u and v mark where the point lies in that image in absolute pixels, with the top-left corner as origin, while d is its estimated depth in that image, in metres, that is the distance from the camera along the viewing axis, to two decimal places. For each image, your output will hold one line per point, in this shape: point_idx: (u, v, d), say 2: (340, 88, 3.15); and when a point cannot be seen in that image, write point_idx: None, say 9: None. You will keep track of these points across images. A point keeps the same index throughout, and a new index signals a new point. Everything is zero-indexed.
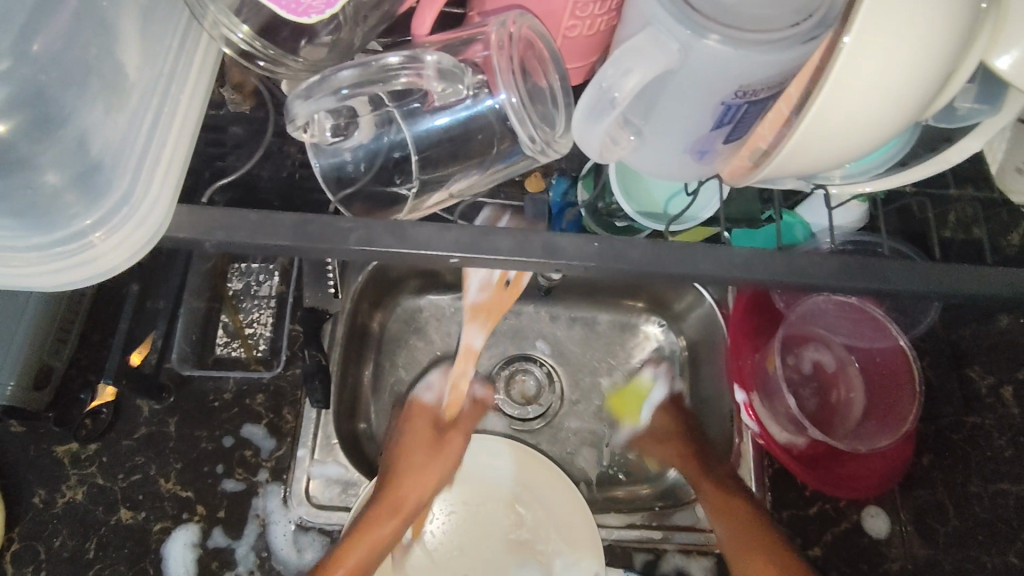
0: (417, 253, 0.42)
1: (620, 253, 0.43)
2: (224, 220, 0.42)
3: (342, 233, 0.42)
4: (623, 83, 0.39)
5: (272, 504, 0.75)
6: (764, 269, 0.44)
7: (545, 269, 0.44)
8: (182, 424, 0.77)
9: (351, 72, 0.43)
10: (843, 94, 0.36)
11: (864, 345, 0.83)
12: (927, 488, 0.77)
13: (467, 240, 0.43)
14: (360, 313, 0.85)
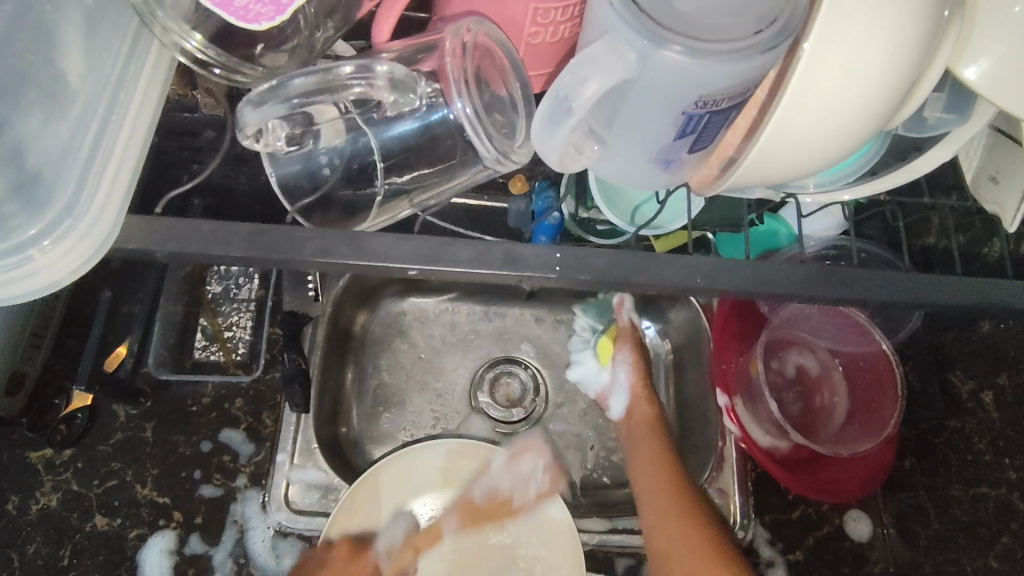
0: (376, 264, 0.42)
1: (583, 263, 0.43)
2: (183, 231, 0.42)
3: (300, 243, 0.42)
4: (581, 93, 0.38)
5: (250, 510, 0.74)
6: (730, 279, 0.43)
7: (507, 279, 0.43)
8: (159, 429, 0.76)
9: (303, 80, 0.41)
10: (802, 105, 0.36)
11: (848, 349, 0.83)
12: (908, 491, 0.77)
13: (426, 250, 0.42)
14: (342, 316, 0.85)
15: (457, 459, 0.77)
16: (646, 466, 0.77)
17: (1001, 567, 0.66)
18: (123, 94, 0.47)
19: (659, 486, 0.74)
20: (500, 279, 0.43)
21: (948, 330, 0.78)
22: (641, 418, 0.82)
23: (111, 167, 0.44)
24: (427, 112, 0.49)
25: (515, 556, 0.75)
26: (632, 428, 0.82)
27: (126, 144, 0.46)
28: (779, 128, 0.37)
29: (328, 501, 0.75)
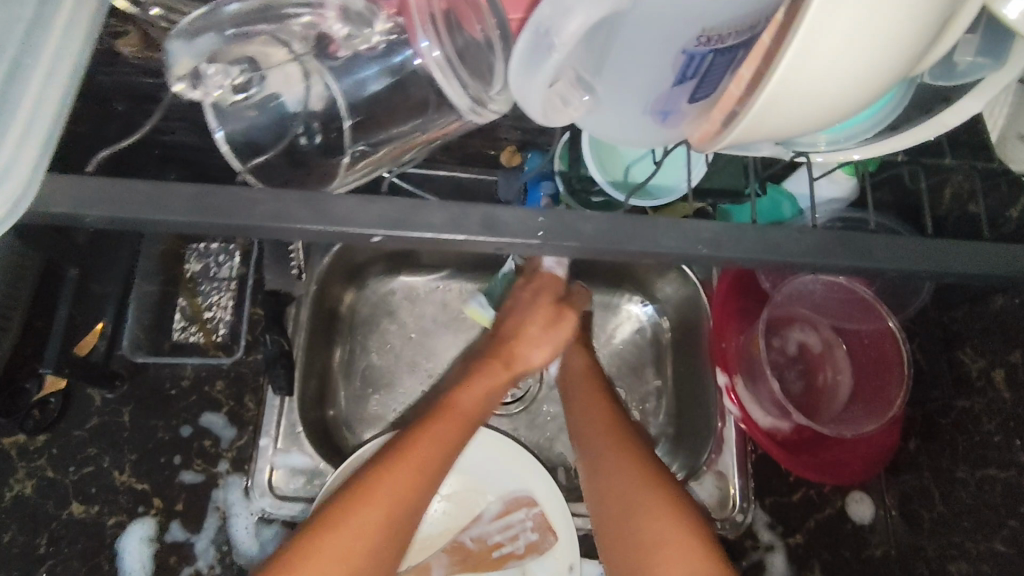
0: (340, 231, 0.39)
1: (570, 228, 0.40)
2: (132, 199, 0.39)
3: (260, 207, 0.39)
4: (563, 25, 0.34)
5: (233, 496, 0.72)
6: (734, 247, 0.40)
7: (486, 247, 0.40)
8: (137, 413, 0.73)
9: (237, 6, 0.43)
10: (816, 41, 0.32)
11: (853, 326, 0.80)
12: (914, 472, 0.75)
13: (394, 213, 0.39)
14: (328, 295, 0.82)
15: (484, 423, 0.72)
16: (617, 500, 0.68)
17: (1008, 551, 0.63)
18: (35, 36, 0.42)
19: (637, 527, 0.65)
20: (475, 246, 0.40)
21: (945, 305, 0.75)
22: (597, 405, 0.77)
23: (21, 121, 0.39)
24: (387, 53, 0.46)
25: (500, 547, 0.73)
26: (589, 425, 0.76)
27: (38, 92, 0.41)
28: (787, 76, 0.33)
29: (314, 487, 0.72)
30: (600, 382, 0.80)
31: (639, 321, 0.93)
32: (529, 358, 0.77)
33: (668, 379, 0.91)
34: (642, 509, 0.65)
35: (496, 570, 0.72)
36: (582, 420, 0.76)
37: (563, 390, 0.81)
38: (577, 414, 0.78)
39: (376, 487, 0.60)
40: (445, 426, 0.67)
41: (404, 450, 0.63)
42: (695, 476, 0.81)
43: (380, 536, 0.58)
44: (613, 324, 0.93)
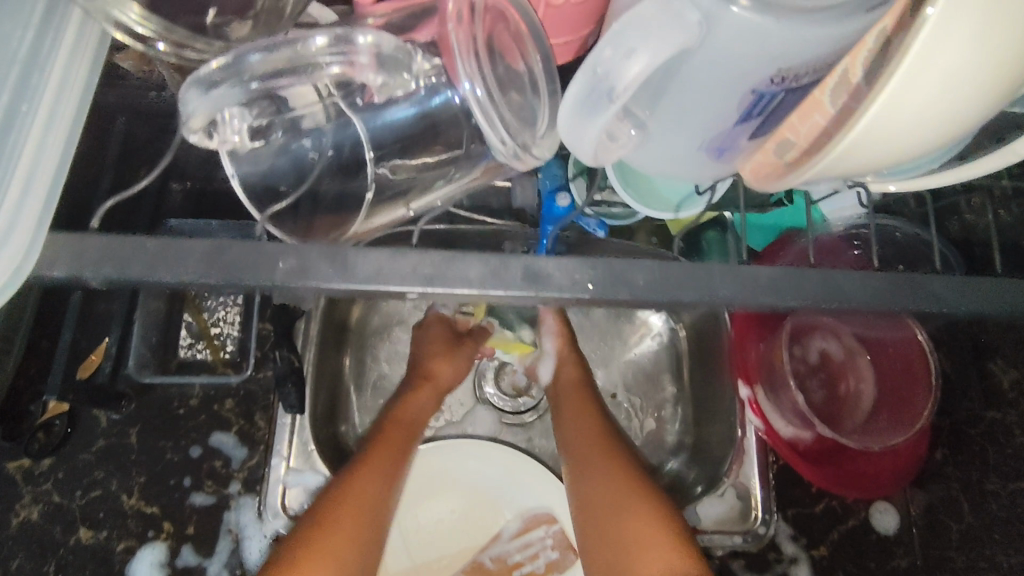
0: (369, 286, 0.37)
1: (619, 276, 0.38)
2: (135, 248, 0.37)
3: (287, 259, 0.37)
4: (626, 69, 0.34)
5: (246, 518, 0.70)
6: (793, 293, 0.39)
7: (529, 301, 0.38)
8: (145, 434, 0.72)
9: (260, 58, 0.35)
10: (907, 93, 0.32)
11: (876, 335, 0.78)
12: (940, 483, 0.74)
13: (430, 264, 0.37)
14: (338, 307, 0.80)
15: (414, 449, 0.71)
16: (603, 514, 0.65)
17: None
18: (34, 78, 0.40)
19: (621, 540, 0.62)
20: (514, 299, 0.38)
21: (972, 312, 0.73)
22: (585, 414, 0.74)
23: (26, 158, 0.38)
24: (426, 96, 0.43)
25: (520, 566, 0.71)
26: (580, 433, 0.73)
27: (42, 126, 0.39)
28: (871, 126, 0.33)
29: None
30: (583, 391, 0.78)
31: (658, 334, 0.93)
32: (444, 379, 0.80)
33: (683, 386, 0.91)
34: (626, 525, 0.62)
35: None
36: (571, 432, 0.73)
37: (550, 397, 0.79)
38: (568, 425, 0.75)
39: (327, 543, 0.59)
40: (368, 486, 0.64)
41: (351, 487, 0.63)
42: (715, 489, 0.79)
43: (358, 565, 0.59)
44: (629, 332, 0.94)
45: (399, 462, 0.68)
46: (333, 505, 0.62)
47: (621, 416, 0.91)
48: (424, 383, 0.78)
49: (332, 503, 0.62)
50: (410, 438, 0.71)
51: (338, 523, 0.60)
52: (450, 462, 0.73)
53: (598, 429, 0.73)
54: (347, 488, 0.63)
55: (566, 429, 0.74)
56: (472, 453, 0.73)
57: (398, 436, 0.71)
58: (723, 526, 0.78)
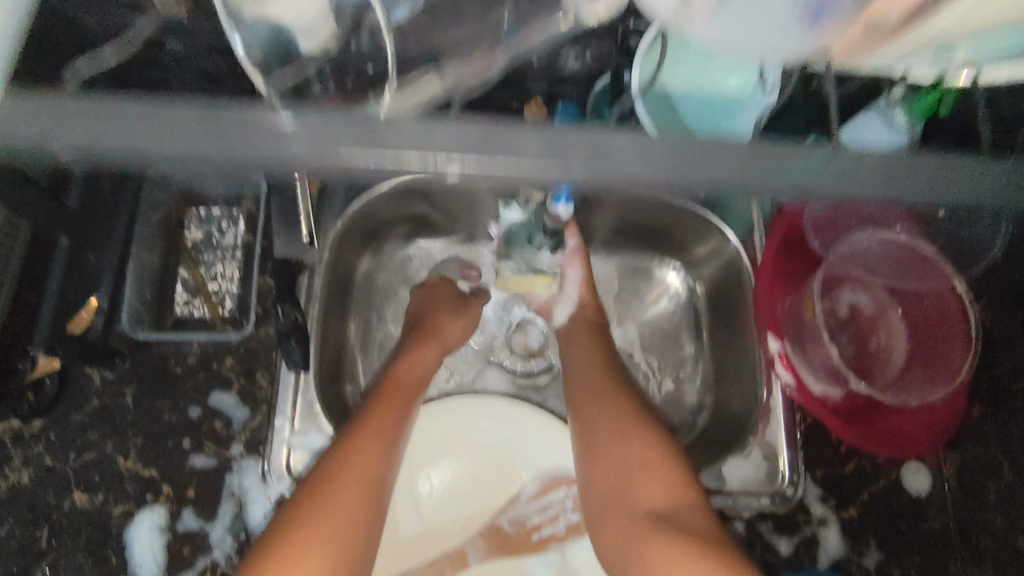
0: (394, 160, 0.31)
1: (701, 162, 0.31)
2: (101, 111, 0.29)
3: (300, 131, 0.30)
4: None
5: (249, 480, 0.66)
6: (896, 186, 0.32)
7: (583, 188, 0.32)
8: (140, 393, 0.68)
9: None
10: None
11: (908, 287, 0.73)
12: (978, 442, 0.70)
13: (473, 137, 0.31)
14: (341, 261, 0.77)
15: (416, 396, 0.68)
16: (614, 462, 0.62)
17: None
18: None
19: (625, 470, 0.61)
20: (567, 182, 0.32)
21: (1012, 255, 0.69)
22: (595, 358, 0.72)
23: None
24: None
25: (539, 529, 0.67)
26: (586, 372, 0.71)
27: None
28: None
29: None
30: (595, 336, 0.76)
31: (676, 291, 0.90)
32: (450, 337, 0.77)
33: (702, 346, 0.88)
34: (642, 473, 0.60)
35: (535, 553, 0.67)
36: (580, 380, 0.70)
37: (562, 334, 0.77)
38: (574, 363, 0.73)
39: (333, 497, 0.56)
40: (374, 434, 0.61)
41: (360, 440, 0.60)
42: (742, 449, 0.75)
43: (370, 498, 0.58)
44: (645, 291, 0.91)
45: (411, 398, 0.67)
46: (337, 458, 0.59)
47: (639, 377, 0.88)
48: (427, 339, 0.75)
49: (337, 457, 0.59)
50: (413, 393, 0.68)
51: (348, 469, 0.58)
52: (458, 419, 0.69)
53: (610, 379, 0.70)
54: (351, 439, 0.60)
55: (574, 381, 0.71)
56: (486, 413, 0.69)
57: (405, 385, 0.68)
58: (750, 486, 0.74)
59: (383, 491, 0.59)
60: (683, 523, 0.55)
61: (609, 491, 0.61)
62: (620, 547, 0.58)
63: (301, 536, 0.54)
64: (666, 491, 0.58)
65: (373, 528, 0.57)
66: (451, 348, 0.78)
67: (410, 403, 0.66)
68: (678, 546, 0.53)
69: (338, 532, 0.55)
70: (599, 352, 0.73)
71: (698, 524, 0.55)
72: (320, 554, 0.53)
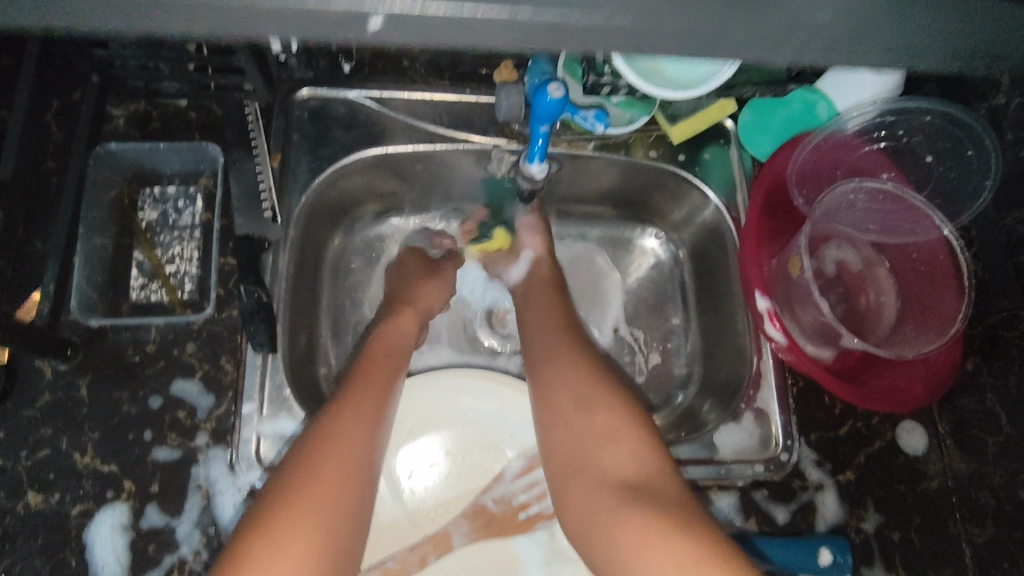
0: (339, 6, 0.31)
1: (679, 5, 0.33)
2: None
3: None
4: None
5: (216, 471, 0.62)
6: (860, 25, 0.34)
7: (520, 42, 0.33)
8: (96, 385, 0.63)
9: None
10: None
11: (898, 241, 0.71)
12: (973, 395, 0.69)
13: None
14: (308, 239, 0.74)
15: (392, 373, 0.64)
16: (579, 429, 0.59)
17: None
18: None
19: (588, 435, 0.57)
20: (513, 34, 0.33)
21: (1001, 203, 0.68)
22: (554, 320, 0.69)
23: None
24: None
25: (526, 507, 0.63)
26: (545, 336, 0.68)
27: None
28: None
29: None
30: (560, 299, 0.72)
31: (655, 256, 0.88)
32: (429, 304, 0.75)
33: (687, 316, 0.86)
34: (610, 441, 0.56)
35: (523, 534, 0.62)
36: (542, 345, 0.67)
37: (523, 300, 0.74)
38: (533, 329, 0.70)
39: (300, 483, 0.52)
40: (344, 417, 0.57)
41: (331, 424, 0.57)
42: (732, 414, 0.74)
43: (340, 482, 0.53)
44: (626, 260, 0.89)
45: (392, 377, 0.63)
46: (306, 443, 0.55)
47: (624, 351, 0.86)
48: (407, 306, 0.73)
49: (306, 442, 0.55)
50: (390, 369, 0.64)
51: (318, 453, 0.54)
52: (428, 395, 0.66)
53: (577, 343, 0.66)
54: (323, 423, 0.57)
55: (535, 345, 0.67)
56: (468, 388, 0.66)
57: (376, 361, 0.64)
58: (743, 454, 0.72)
59: (368, 473, 0.56)
60: (650, 489, 0.52)
61: (574, 459, 0.57)
62: (586, 519, 0.54)
63: (263, 525, 0.49)
64: (633, 456, 0.55)
65: (351, 513, 0.53)
66: (432, 315, 0.75)
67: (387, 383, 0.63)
68: (648, 515, 0.49)
69: (295, 517, 0.50)
70: (565, 318, 0.70)
71: (669, 493, 0.52)
72: (281, 542, 0.48)
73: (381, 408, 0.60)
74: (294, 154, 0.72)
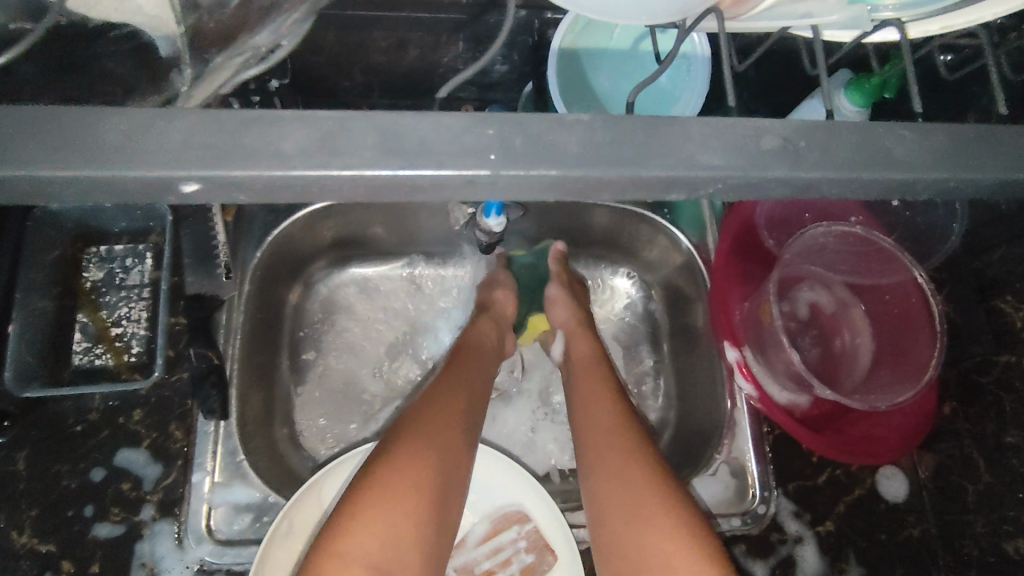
0: (132, 175, 0.27)
1: (547, 146, 0.29)
2: None
3: (15, 133, 0.27)
4: None
5: (162, 548, 0.59)
6: (829, 133, 0.30)
7: (364, 192, 0.29)
8: (35, 459, 0.60)
9: None
10: None
11: (871, 283, 0.69)
12: (951, 440, 0.66)
13: (212, 141, 0.27)
14: (266, 294, 0.72)
15: (450, 415, 0.57)
16: (625, 534, 0.53)
17: None
18: None
19: (638, 550, 0.51)
20: (354, 185, 0.28)
21: (970, 246, 0.66)
22: (608, 396, 0.64)
23: None
24: None
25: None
26: (591, 415, 0.63)
27: None
28: None
29: (262, 526, 0.62)
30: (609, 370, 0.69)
31: (628, 296, 0.86)
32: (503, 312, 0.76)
33: (663, 359, 0.84)
34: (660, 557, 0.50)
35: None
36: (589, 423, 0.62)
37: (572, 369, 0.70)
38: (579, 410, 0.65)
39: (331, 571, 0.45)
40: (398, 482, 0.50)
41: (384, 484, 0.49)
42: (707, 466, 0.72)
43: (426, 505, 0.50)
44: (599, 302, 0.87)
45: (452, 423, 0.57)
46: (335, 528, 0.48)
47: None
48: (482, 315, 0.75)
49: (337, 523, 0.48)
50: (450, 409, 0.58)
51: (365, 525, 0.47)
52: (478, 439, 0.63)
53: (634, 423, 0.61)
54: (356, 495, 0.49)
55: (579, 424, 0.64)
56: None
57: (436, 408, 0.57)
58: (719, 507, 0.70)
59: (431, 511, 0.51)
60: None
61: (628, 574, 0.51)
62: None
63: None
64: None
65: None
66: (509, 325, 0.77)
67: (447, 424, 0.56)
68: None
69: None
70: (617, 394, 0.65)
71: None
72: None
73: (443, 458, 0.53)
74: (249, 209, 0.70)
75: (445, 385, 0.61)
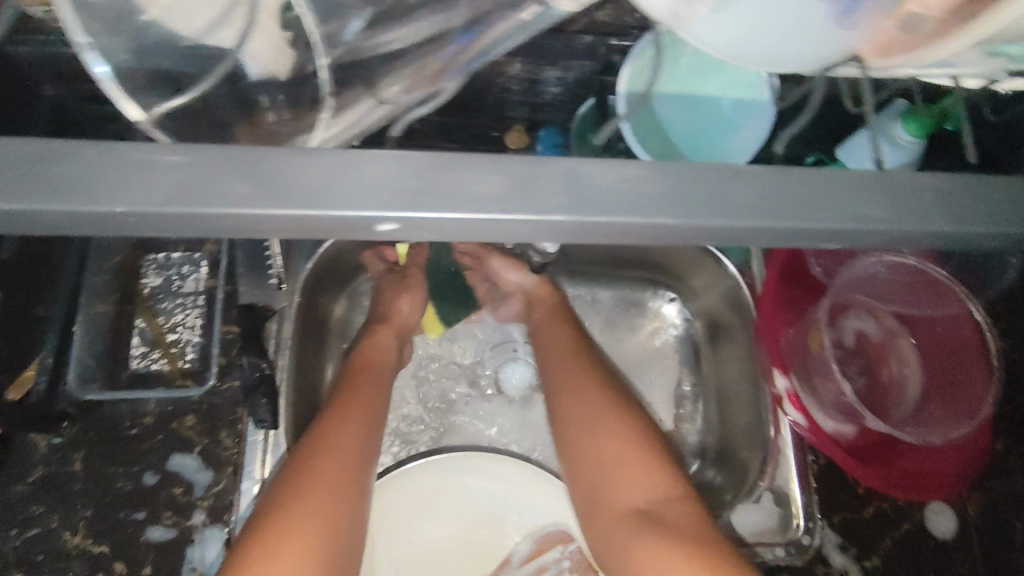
0: (322, 213, 0.30)
1: (682, 196, 0.32)
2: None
3: (169, 169, 0.30)
4: None
5: (211, 553, 0.60)
6: (909, 188, 0.33)
7: (506, 232, 0.31)
8: (91, 460, 0.61)
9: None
10: None
11: (920, 314, 0.68)
12: (1004, 477, 0.64)
13: (413, 192, 0.30)
14: (314, 305, 0.73)
15: (367, 403, 0.64)
16: (596, 462, 0.62)
17: None
18: None
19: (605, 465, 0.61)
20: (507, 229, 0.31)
21: None
22: (574, 356, 0.70)
23: None
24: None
25: None
26: (563, 369, 0.70)
27: None
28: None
29: None
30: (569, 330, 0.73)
31: (672, 322, 0.86)
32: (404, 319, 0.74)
33: (704, 383, 0.83)
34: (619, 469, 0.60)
35: None
36: (560, 381, 0.68)
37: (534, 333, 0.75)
38: (553, 382, 0.69)
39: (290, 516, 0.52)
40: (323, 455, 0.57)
41: (314, 454, 0.57)
42: (751, 494, 0.73)
43: (347, 474, 0.57)
44: (640, 323, 0.86)
45: (368, 413, 0.63)
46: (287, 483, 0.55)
47: None
48: (380, 326, 0.73)
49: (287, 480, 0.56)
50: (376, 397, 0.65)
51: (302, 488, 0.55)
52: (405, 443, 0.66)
53: (591, 370, 0.69)
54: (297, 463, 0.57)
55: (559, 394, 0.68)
56: (473, 468, 0.66)
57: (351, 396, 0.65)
58: (763, 536, 0.71)
59: (356, 478, 0.58)
60: (667, 521, 0.55)
61: (594, 490, 0.60)
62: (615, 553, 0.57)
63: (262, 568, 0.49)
64: (645, 486, 0.58)
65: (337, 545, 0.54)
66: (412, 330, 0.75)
67: (358, 403, 0.64)
68: (661, 542, 0.53)
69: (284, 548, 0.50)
70: (588, 357, 0.70)
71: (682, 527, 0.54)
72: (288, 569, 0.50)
73: (359, 438, 0.61)
74: None
75: (362, 379, 0.67)
